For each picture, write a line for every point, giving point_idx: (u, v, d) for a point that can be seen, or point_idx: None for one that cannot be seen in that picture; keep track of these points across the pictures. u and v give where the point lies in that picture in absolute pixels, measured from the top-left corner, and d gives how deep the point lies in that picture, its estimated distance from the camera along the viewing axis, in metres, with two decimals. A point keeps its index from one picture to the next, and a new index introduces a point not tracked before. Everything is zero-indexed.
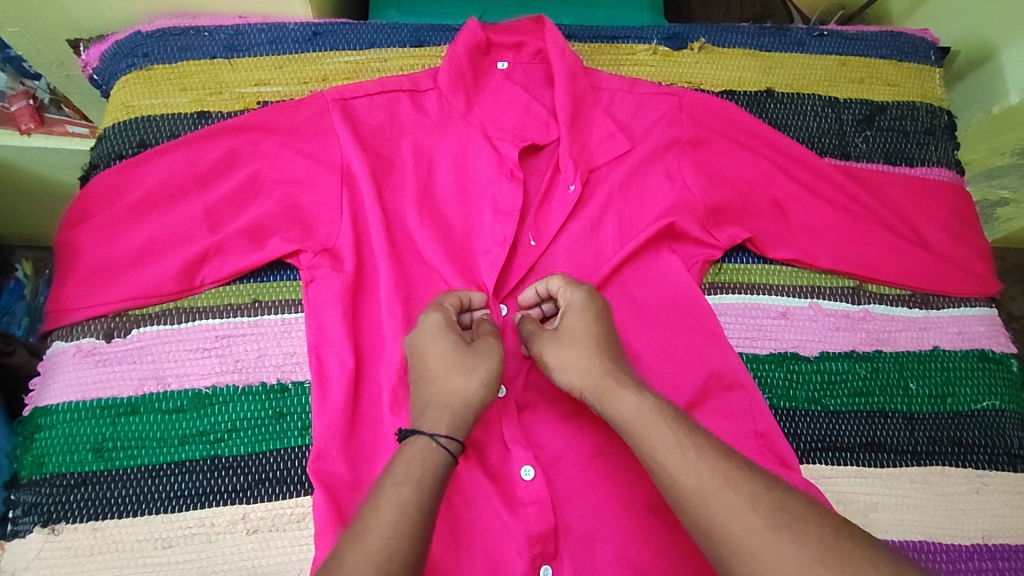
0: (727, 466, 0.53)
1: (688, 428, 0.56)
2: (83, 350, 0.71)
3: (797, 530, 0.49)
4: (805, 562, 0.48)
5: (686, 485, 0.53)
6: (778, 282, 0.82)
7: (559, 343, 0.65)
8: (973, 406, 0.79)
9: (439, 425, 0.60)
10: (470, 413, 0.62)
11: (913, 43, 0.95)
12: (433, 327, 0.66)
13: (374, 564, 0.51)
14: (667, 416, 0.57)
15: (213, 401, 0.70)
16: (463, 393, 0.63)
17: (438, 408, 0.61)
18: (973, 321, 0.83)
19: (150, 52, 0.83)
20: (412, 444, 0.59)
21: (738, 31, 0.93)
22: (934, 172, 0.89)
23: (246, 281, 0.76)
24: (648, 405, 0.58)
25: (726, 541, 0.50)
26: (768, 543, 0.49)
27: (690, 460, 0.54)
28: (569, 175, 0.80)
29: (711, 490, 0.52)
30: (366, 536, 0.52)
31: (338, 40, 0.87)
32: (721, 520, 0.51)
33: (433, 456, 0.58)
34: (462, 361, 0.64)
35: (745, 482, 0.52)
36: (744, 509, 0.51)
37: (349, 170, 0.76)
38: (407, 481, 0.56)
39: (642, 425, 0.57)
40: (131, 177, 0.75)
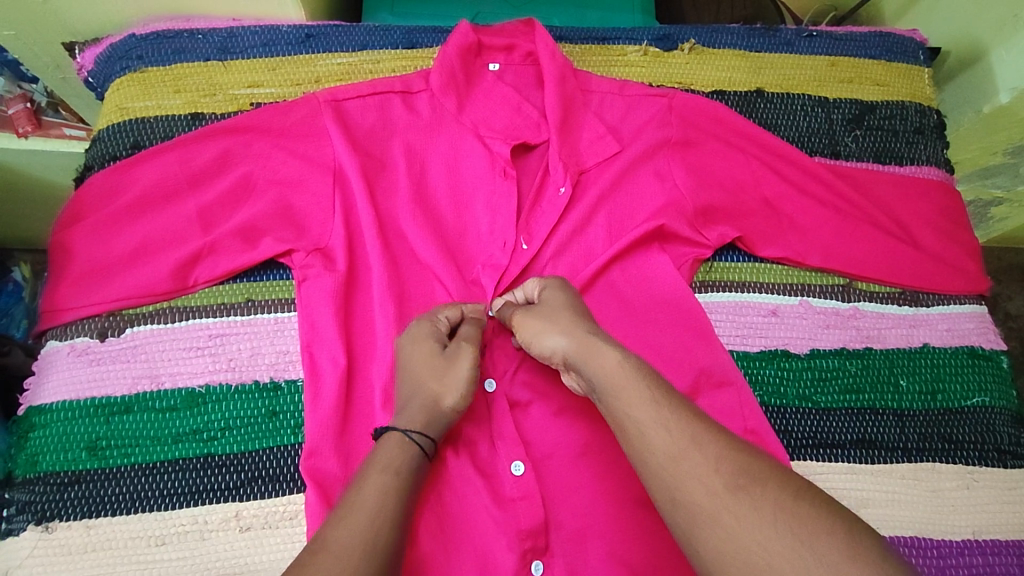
0: (698, 429, 0.53)
1: (663, 390, 0.56)
2: (77, 349, 0.72)
3: (759, 495, 0.49)
4: (762, 526, 0.47)
5: (655, 445, 0.53)
6: (769, 280, 0.83)
7: (537, 313, 0.66)
8: (963, 403, 0.79)
9: (414, 421, 0.62)
10: (446, 416, 0.64)
11: (902, 43, 0.96)
12: (420, 332, 0.67)
13: (362, 540, 0.51)
14: (642, 374, 0.58)
15: (206, 399, 0.71)
16: (443, 393, 0.64)
17: (418, 407, 0.63)
18: (963, 318, 0.83)
19: (145, 54, 0.84)
20: (388, 438, 0.60)
21: (728, 32, 0.94)
22: (923, 170, 0.90)
23: (239, 281, 0.76)
24: (625, 362, 0.59)
25: (689, 503, 0.50)
26: (727, 506, 0.49)
27: (662, 420, 0.54)
28: (559, 177, 0.80)
29: (677, 451, 0.52)
30: (353, 513, 0.53)
31: (332, 42, 0.88)
32: (685, 481, 0.51)
33: (407, 451, 0.59)
34: (445, 363, 0.65)
35: (713, 446, 0.52)
36: (708, 472, 0.51)
37: (341, 171, 0.77)
38: (387, 470, 0.57)
39: (619, 382, 0.57)
40: (125, 178, 0.76)
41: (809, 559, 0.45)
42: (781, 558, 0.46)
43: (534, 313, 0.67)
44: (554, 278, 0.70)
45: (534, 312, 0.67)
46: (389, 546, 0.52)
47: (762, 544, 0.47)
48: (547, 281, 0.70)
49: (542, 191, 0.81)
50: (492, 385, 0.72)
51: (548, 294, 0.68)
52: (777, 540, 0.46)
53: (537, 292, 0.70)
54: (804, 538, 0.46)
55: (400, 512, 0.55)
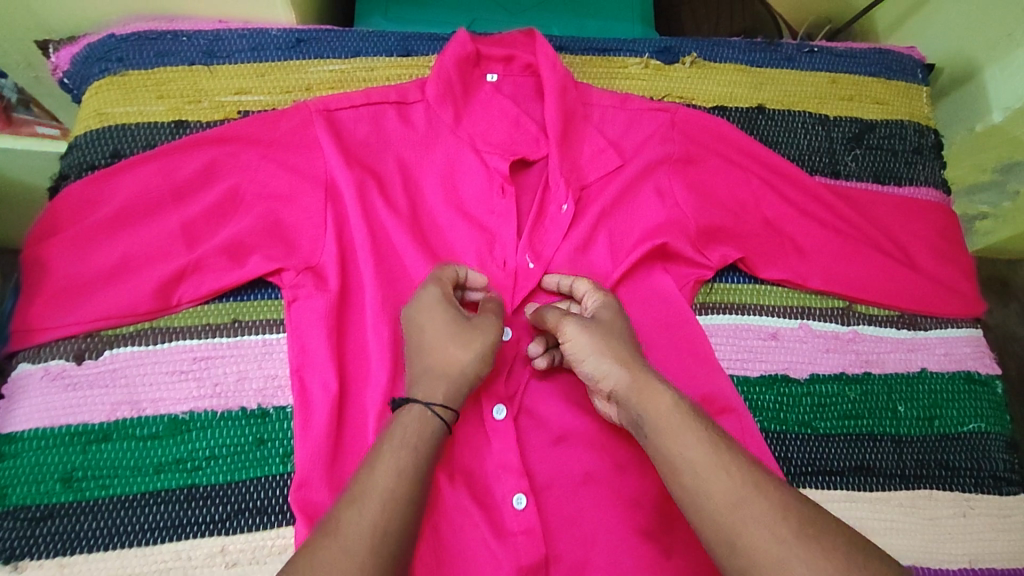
0: (762, 478, 0.55)
1: (717, 433, 0.58)
2: (51, 373, 0.68)
3: (826, 546, 0.52)
4: (829, 574, 0.50)
5: (716, 488, 0.54)
6: (769, 302, 0.81)
7: (595, 330, 0.65)
8: (960, 429, 0.79)
9: (435, 393, 0.62)
10: (465, 382, 0.64)
11: (900, 61, 0.95)
12: (427, 296, 0.67)
13: (371, 524, 0.54)
14: (698, 420, 0.59)
15: (191, 426, 0.68)
16: (460, 364, 0.64)
17: (434, 376, 0.63)
18: (960, 342, 0.83)
19: (126, 57, 0.79)
20: (408, 411, 0.61)
21: (728, 46, 0.92)
22: (922, 191, 0.89)
23: (225, 300, 0.73)
24: (681, 405, 0.59)
25: (752, 548, 0.52)
26: (795, 553, 0.51)
27: (723, 464, 0.55)
28: (561, 195, 0.78)
29: (743, 497, 0.54)
30: (363, 501, 0.55)
31: (322, 47, 0.84)
32: (751, 527, 0.52)
33: (429, 423, 0.61)
34: (461, 333, 0.65)
35: (775, 495, 0.54)
36: (774, 517, 0.53)
37: (333, 184, 0.74)
38: (403, 445, 0.59)
39: (676, 424, 0.58)
40: (104, 188, 0.72)
41: None
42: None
43: (589, 328, 0.65)
44: (607, 297, 0.70)
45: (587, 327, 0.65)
46: (399, 530, 0.55)
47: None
48: (602, 297, 0.70)
49: (543, 208, 0.78)
50: (502, 413, 0.70)
51: (602, 313, 0.68)
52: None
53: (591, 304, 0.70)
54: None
55: (411, 503, 0.56)
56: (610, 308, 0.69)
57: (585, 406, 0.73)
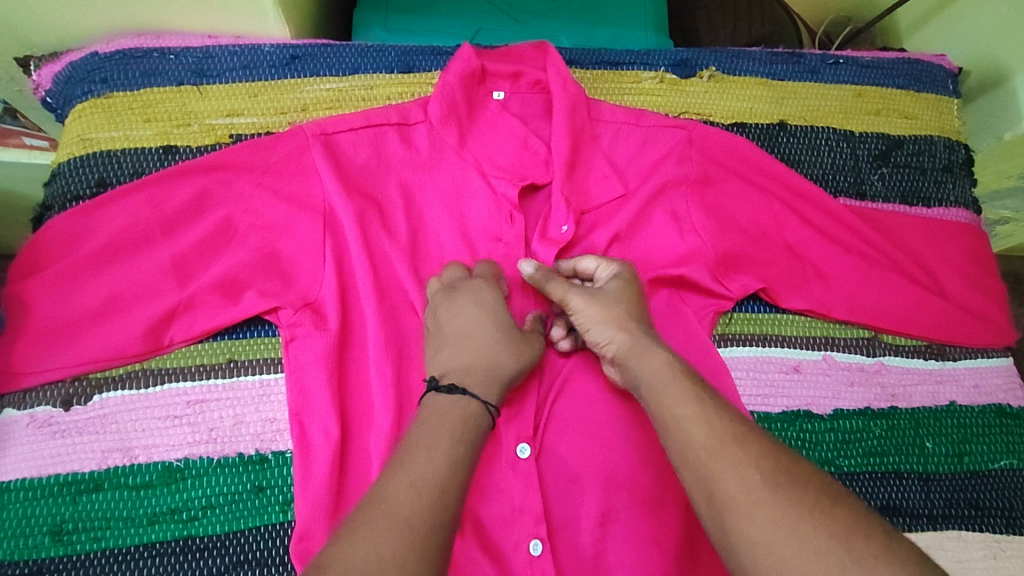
0: (739, 429, 0.52)
1: (702, 389, 0.56)
2: (38, 420, 0.65)
3: (800, 496, 0.47)
4: (793, 522, 0.46)
5: (695, 439, 0.52)
6: (791, 333, 0.77)
7: (602, 296, 0.66)
8: (990, 466, 0.76)
9: (478, 386, 0.60)
10: (505, 380, 0.63)
11: (930, 71, 0.90)
12: (460, 294, 0.66)
13: (407, 496, 0.50)
14: (689, 378, 0.58)
15: (185, 475, 0.65)
16: (501, 361, 0.63)
17: (481, 375, 0.61)
18: (990, 374, 0.80)
19: (110, 77, 0.75)
20: (459, 407, 0.58)
21: (748, 57, 0.87)
22: (951, 212, 0.85)
23: (220, 339, 0.69)
24: (674, 364, 0.59)
25: (725, 497, 0.48)
26: (766, 502, 0.47)
27: (704, 416, 0.53)
28: (562, 216, 0.74)
29: (719, 445, 0.51)
30: (403, 467, 0.52)
31: (319, 63, 0.79)
32: (724, 473, 0.49)
33: (484, 419, 0.58)
34: (501, 330, 0.65)
35: (755, 446, 0.51)
36: (749, 467, 0.49)
37: (332, 214, 0.70)
38: (452, 430, 0.56)
39: (661, 382, 0.58)
40: (90, 221, 0.68)
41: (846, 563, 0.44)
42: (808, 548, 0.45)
43: (596, 296, 0.66)
44: (622, 264, 0.69)
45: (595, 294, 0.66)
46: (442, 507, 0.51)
47: (796, 534, 0.45)
48: (615, 264, 0.69)
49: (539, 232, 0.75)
50: (526, 452, 0.66)
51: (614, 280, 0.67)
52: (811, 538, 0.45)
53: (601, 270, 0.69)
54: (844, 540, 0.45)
55: (460, 482, 0.53)
56: (625, 274, 0.68)
57: (601, 447, 0.69)
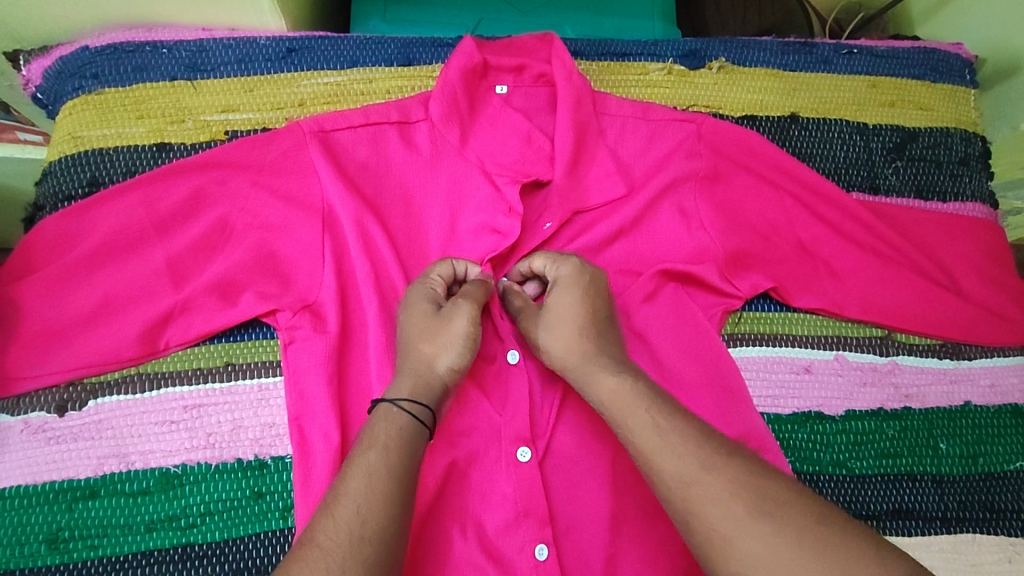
0: (711, 452, 0.51)
1: (661, 409, 0.55)
2: (32, 426, 0.64)
3: (782, 519, 0.48)
4: (785, 553, 0.46)
5: (666, 470, 0.52)
6: (802, 332, 0.75)
7: (542, 321, 0.63)
8: (1005, 467, 0.74)
9: (402, 390, 0.59)
10: (439, 379, 0.60)
11: (946, 61, 0.87)
12: (414, 294, 0.64)
13: (347, 530, 0.49)
14: (641, 400, 0.56)
15: (183, 481, 0.63)
16: (430, 362, 0.61)
17: (403, 375, 0.60)
18: (1006, 373, 0.78)
19: (101, 73, 0.73)
20: (377, 412, 0.58)
21: (759, 47, 0.84)
22: (967, 207, 0.83)
23: (217, 342, 0.68)
24: (624, 388, 0.57)
25: (707, 530, 0.49)
26: (753, 532, 0.47)
27: (671, 444, 0.52)
28: (551, 212, 0.73)
29: (692, 477, 0.50)
30: (339, 505, 0.51)
31: (317, 57, 0.77)
32: (706, 507, 0.49)
33: (397, 422, 0.56)
34: (433, 329, 0.62)
35: (731, 469, 0.50)
36: (729, 495, 0.49)
37: (331, 214, 0.68)
38: (374, 446, 0.54)
39: (614, 411, 0.57)
40: (82, 221, 0.66)
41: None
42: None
43: (540, 321, 0.65)
44: (565, 266, 0.66)
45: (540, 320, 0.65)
46: (385, 531, 0.50)
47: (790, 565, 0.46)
48: (560, 269, 0.66)
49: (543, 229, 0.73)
50: (527, 455, 0.65)
51: (557, 289, 0.65)
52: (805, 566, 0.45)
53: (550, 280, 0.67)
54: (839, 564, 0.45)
55: (392, 498, 0.52)
56: (570, 277, 0.65)
57: (607, 452, 0.67)
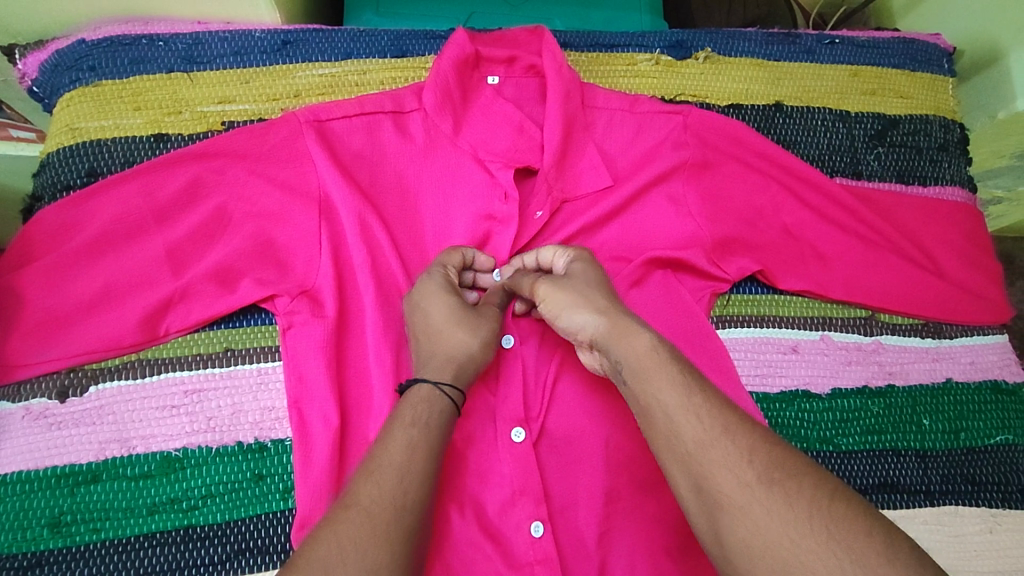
0: (728, 419, 0.52)
1: (687, 371, 0.55)
2: (33, 412, 0.64)
3: (792, 490, 0.47)
4: (786, 518, 0.46)
5: (684, 431, 0.52)
6: (789, 313, 0.78)
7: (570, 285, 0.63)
8: (986, 441, 0.76)
9: (444, 375, 0.60)
10: (471, 367, 0.62)
11: (926, 51, 0.90)
12: (428, 284, 0.65)
13: (391, 497, 0.50)
14: (672, 358, 0.56)
15: (185, 464, 0.64)
16: (466, 349, 0.63)
17: (442, 361, 0.61)
18: (986, 351, 0.80)
19: (98, 65, 0.74)
20: (417, 392, 0.59)
21: (744, 38, 0.87)
22: (947, 191, 0.85)
23: (216, 328, 0.69)
24: (658, 346, 0.57)
25: (715, 491, 0.49)
26: (759, 498, 0.47)
27: (695, 407, 0.53)
28: (540, 201, 0.75)
29: (707, 438, 0.51)
30: (380, 470, 0.52)
31: (311, 49, 0.78)
32: (714, 469, 0.50)
33: (439, 403, 0.58)
34: (464, 318, 0.64)
35: (745, 437, 0.50)
36: (739, 461, 0.49)
37: (327, 201, 0.69)
38: (415, 424, 0.56)
39: (647, 366, 0.56)
40: (81, 211, 0.67)
41: (841, 558, 0.44)
42: (815, 556, 0.44)
43: (560, 282, 0.63)
44: (581, 250, 0.68)
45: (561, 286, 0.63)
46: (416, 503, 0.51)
47: (797, 538, 0.45)
48: (575, 252, 0.67)
49: (536, 216, 0.74)
50: (521, 435, 0.66)
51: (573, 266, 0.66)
52: (810, 536, 0.45)
53: (561, 262, 0.68)
54: (838, 536, 0.45)
55: (429, 472, 0.53)
56: (582, 258, 0.67)
57: (600, 431, 0.69)
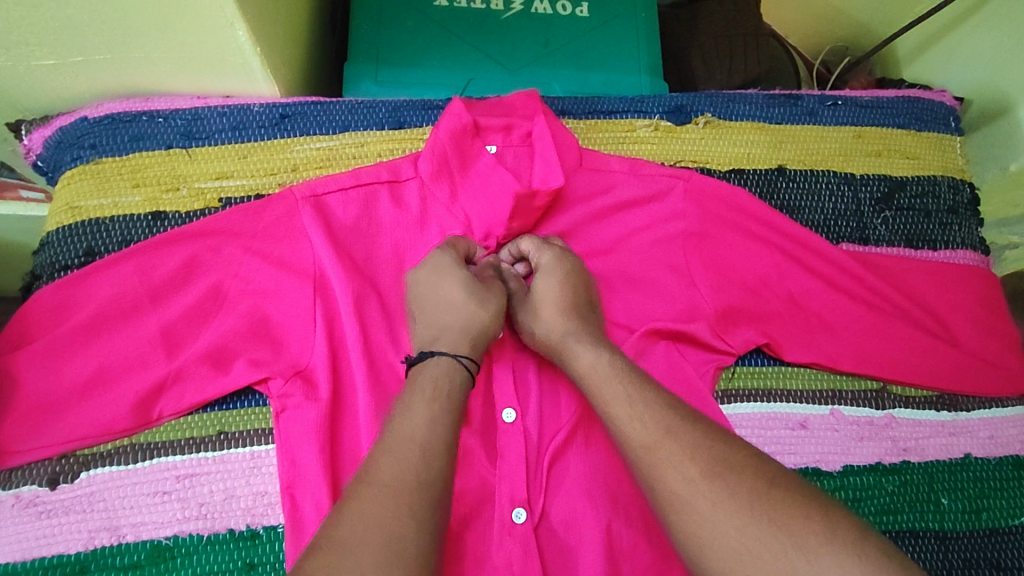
0: (674, 421, 0.53)
1: (633, 383, 0.58)
2: (23, 500, 0.64)
3: (734, 482, 0.48)
4: (734, 511, 0.47)
5: (630, 438, 0.54)
6: (797, 386, 0.75)
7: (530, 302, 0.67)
8: (1010, 522, 0.73)
9: (461, 346, 0.62)
10: (481, 339, 0.64)
11: (931, 109, 0.89)
12: (442, 258, 0.66)
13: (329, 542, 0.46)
14: (616, 374, 0.59)
15: (174, 553, 0.63)
16: (477, 318, 0.64)
17: (454, 331, 0.63)
18: (1005, 424, 0.77)
19: (99, 143, 0.75)
20: (434, 363, 0.60)
21: (744, 101, 0.86)
22: (958, 254, 0.83)
23: (210, 410, 0.68)
24: (603, 364, 0.61)
25: (665, 491, 0.50)
26: (704, 492, 0.48)
27: (636, 415, 0.55)
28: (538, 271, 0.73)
29: (652, 439, 0.52)
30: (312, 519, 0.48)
31: (310, 122, 0.79)
32: (663, 469, 0.50)
33: (457, 372, 0.60)
34: (476, 291, 0.66)
35: (687, 435, 0.52)
36: (682, 457, 0.50)
37: (322, 278, 0.68)
38: (436, 396, 0.57)
39: (590, 383, 0.60)
40: (77, 292, 0.67)
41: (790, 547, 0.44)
42: (763, 546, 0.45)
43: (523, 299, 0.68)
44: (548, 251, 0.69)
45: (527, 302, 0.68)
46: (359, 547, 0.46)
47: (740, 527, 0.46)
48: (544, 255, 0.69)
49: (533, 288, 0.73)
50: (522, 516, 0.64)
51: (541, 276, 0.68)
52: (754, 523, 0.46)
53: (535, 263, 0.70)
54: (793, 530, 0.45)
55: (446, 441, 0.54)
56: (552, 264, 0.68)
57: (602, 516, 0.66)
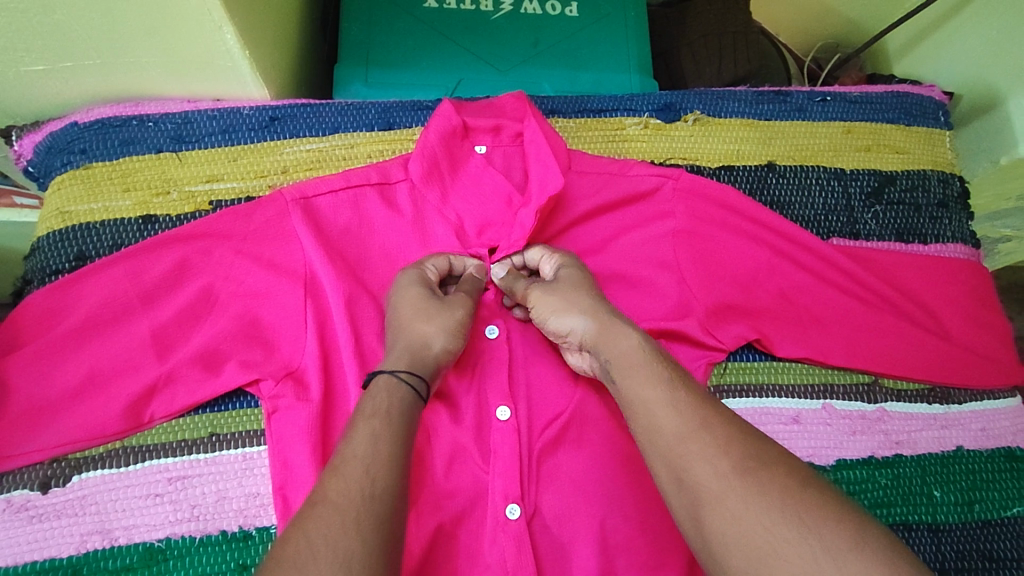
0: (705, 412, 0.52)
1: (674, 370, 0.56)
2: (15, 504, 0.64)
3: (764, 480, 0.47)
4: (761, 510, 0.45)
5: (666, 427, 0.52)
6: (788, 381, 0.75)
7: (558, 291, 0.65)
8: (1002, 514, 0.73)
9: (400, 363, 0.60)
10: (432, 360, 0.62)
11: (921, 104, 0.89)
12: (404, 279, 0.67)
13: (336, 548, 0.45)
14: (657, 358, 0.57)
15: (167, 555, 0.63)
16: (424, 337, 0.62)
17: (400, 351, 0.61)
18: (997, 416, 0.77)
19: (89, 148, 0.75)
20: (377, 382, 0.59)
21: (734, 98, 0.86)
22: (949, 248, 0.83)
23: (202, 412, 0.68)
24: (644, 347, 0.58)
25: (694, 485, 0.48)
26: (734, 487, 0.47)
27: (675, 402, 0.53)
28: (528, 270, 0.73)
29: (687, 429, 0.51)
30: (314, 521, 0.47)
31: (300, 124, 0.79)
32: (692, 462, 0.49)
33: (398, 391, 0.58)
34: (430, 309, 0.64)
35: (721, 429, 0.50)
36: (715, 451, 0.49)
37: (312, 278, 0.69)
38: (377, 413, 0.55)
39: (631, 366, 0.57)
40: (68, 296, 0.67)
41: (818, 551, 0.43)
42: (790, 545, 0.43)
43: (551, 290, 0.65)
44: (566, 255, 0.70)
45: (553, 291, 0.66)
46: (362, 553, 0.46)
47: (768, 525, 0.45)
48: (562, 258, 0.70)
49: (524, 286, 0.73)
50: (516, 512, 0.64)
51: (564, 271, 0.68)
52: (783, 525, 0.44)
53: (549, 266, 0.70)
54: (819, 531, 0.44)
55: (398, 457, 0.53)
56: (573, 261, 0.69)
57: (595, 512, 0.66)
